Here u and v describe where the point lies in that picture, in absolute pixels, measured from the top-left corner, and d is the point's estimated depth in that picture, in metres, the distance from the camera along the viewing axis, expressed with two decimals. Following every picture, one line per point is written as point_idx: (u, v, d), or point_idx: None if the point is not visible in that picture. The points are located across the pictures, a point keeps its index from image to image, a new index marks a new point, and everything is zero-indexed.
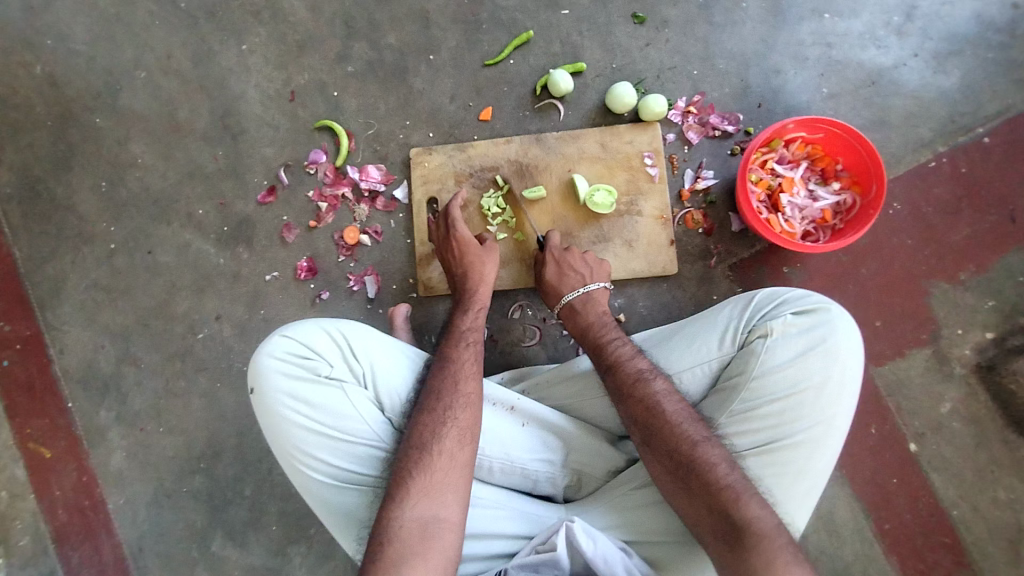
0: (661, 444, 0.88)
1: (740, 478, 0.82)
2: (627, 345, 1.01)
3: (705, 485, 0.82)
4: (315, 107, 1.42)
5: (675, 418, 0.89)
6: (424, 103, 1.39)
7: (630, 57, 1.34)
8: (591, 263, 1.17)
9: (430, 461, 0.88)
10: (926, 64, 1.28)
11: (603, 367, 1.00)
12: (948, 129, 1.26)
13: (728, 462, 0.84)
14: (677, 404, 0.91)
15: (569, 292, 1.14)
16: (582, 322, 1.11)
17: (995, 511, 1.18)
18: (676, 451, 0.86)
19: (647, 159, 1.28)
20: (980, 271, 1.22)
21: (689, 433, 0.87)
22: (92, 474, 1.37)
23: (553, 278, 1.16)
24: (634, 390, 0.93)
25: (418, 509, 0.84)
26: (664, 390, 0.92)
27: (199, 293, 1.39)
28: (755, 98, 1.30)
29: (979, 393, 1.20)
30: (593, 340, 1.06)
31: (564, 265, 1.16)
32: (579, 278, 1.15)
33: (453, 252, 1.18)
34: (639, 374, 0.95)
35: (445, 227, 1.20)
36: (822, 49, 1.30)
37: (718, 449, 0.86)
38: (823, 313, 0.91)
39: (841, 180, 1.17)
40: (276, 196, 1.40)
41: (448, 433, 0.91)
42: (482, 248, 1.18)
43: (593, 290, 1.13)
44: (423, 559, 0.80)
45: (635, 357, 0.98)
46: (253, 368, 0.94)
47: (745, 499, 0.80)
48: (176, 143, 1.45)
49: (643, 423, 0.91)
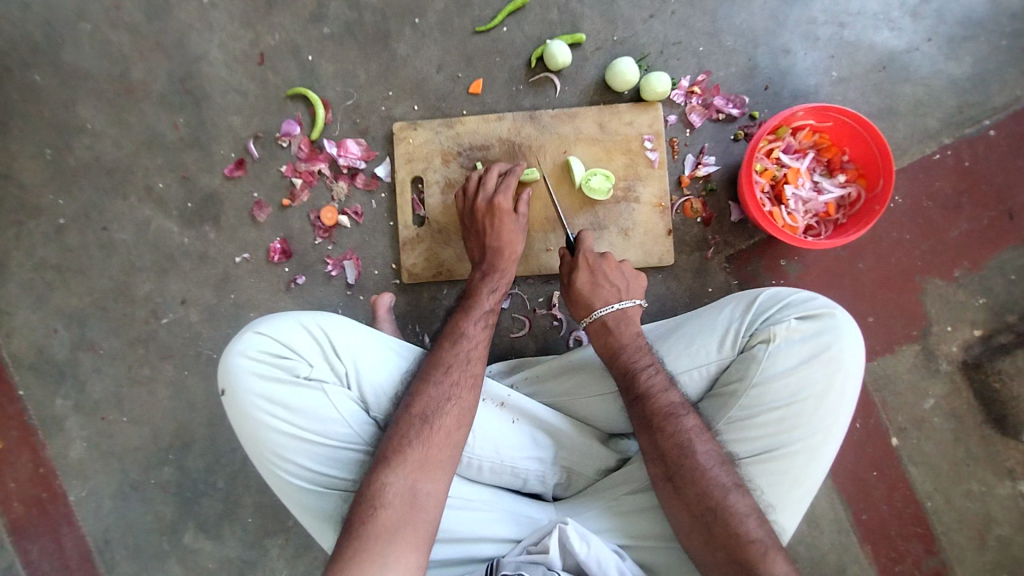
0: (691, 490, 0.85)
1: (766, 533, 0.82)
2: (661, 374, 0.95)
3: (730, 535, 0.82)
4: (287, 72, 1.29)
5: (706, 462, 0.86)
6: (408, 71, 1.27)
7: (632, 30, 1.25)
8: (628, 276, 1.06)
9: (429, 434, 0.85)
10: (938, 50, 1.23)
11: (633, 396, 0.94)
12: (955, 120, 1.22)
13: (756, 515, 0.84)
14: (709, 446, 0.88)
15: (602, 307, 1.03)
16: (615, 343, 1.00)
17: (968, 503, 1.19)
18: (705, 499, 0.84)
19: (647, 142, 1.20)
20: (975, 267, 1.20)
21: (720, 479, 0.86)
22: (50, 464, 1.29)
23: (586, 288, 1.05)
24: (664, 425, 0.90)
25: (409, 479, 0.82)
26: (697, 429, 0.89)
27: (161, 274, 1.29)
28: (762, 79, 1.23)
29: (962, 389, 1.20)
30: (624, 364, 0.96)
31: (597, 273, 1.06)
32: (613, 291, 1.05)
33: (486, 222, 1.11)
34: (670, 410, 0.90)
35: (483, 193, 1.13)
36: (834, 30, 1.23)
37: (744, 497, 0.85)
38: (828, 320, 0.91)
39: (847, 172, 1.13)
40: (245, 170, 1.28)
41: (448, 410, 0.88)
42: (518, 223, 1.11)
43: (628, 307, 1.02)
44: (412, 531, 0.78)
45: (669, 390, 0.93)
46: (223, 368, 0.87)
47: (771, 554, 0.80)
48: (129, 108, 1.31)
49: (670, 461, 0.87)
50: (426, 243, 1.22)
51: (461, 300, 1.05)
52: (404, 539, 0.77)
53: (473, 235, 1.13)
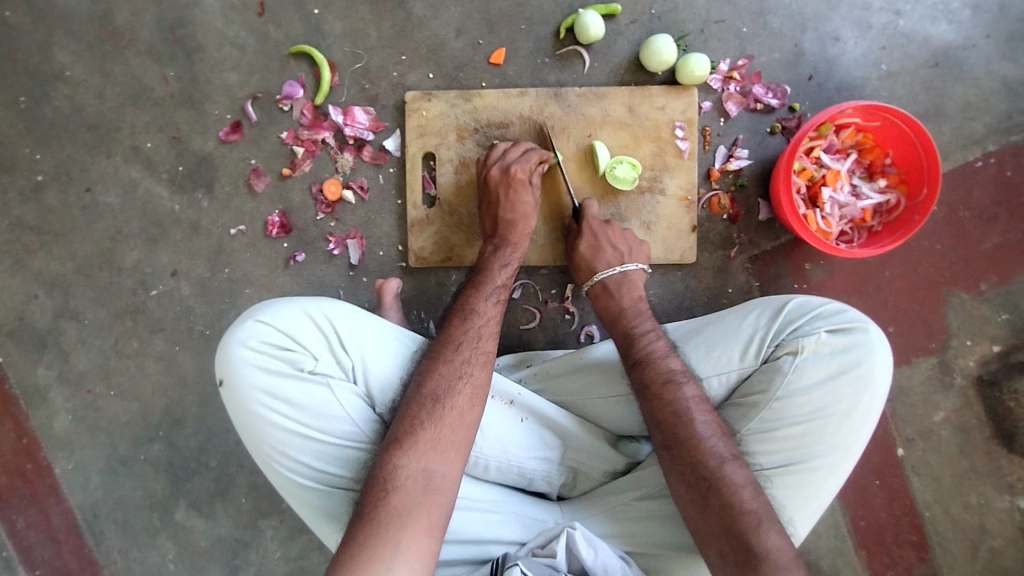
0: (686, 458, 0.83)
1: (761, 505, 0.79)
2: (661, 341, 0.94)
3: (724, 505, 0.79)
4: (291, 27, 1.17)
5: (703, 431, 0.84)
6: (424, 35, 1.17)
7: (672, 4, 1.15)
8: (631, 241, 1.06)
9: (442, 414, 0.82)
10: (996, 48, 1.14)
11: (632, 361, 0.93)
12: (1003, 126, 1.15)
13: (753, 487, 0.81)
14: (707, 416, 0.86)
15: (604, 270, 1.03)
16: (614, 307, 1.01)
17: (965, 516, 1.20)
18: (700, 467, 0.82)
19: (678, 130, 1.12)
20: (1002, 282, 1.16)
21: (717, 450, 0.83)
22: (33, 435, 1.24)
23: (588, 251, 1.06)
24: (663, 392, 0.88)
25: (422, 460, 0.78)
26: (696, 399, 0.87)
27: (150, 242, 1.20)
28: (806, 68, 1.15)
29: (973, 404, 1.18)
30: (624, 328, 0.97)
31: (601, 237, 1.06)
32: (616, 254, 1.05)
33: (501, 193, 1.04)
34: (669, 377, 0.89)
35: (499, 162, 1.06)
36: (888, 18, 1.14)
37: (742, 470, 0.82)
38: (859, 334, 0.87)
39: (887, 177, 1.07)
40: (241, 134, 1.18)
41: (461, 389, 0.84)
42: (535, 195, 1.05)
43: (630, 271, 1.03)
44: (426, 513, 0.75)
45: (669, 357, 0.92)
46: (222, 359, 0.83)
47: (765, 526, 0.78)
48: (114, 56, 1.19)
49: (667, 428, 0.86)
50: (435, 226, 1.15)
51: (472, 274, 1.00)
52: (417, 523, 0.74)
53: (487, 207, 1.07)
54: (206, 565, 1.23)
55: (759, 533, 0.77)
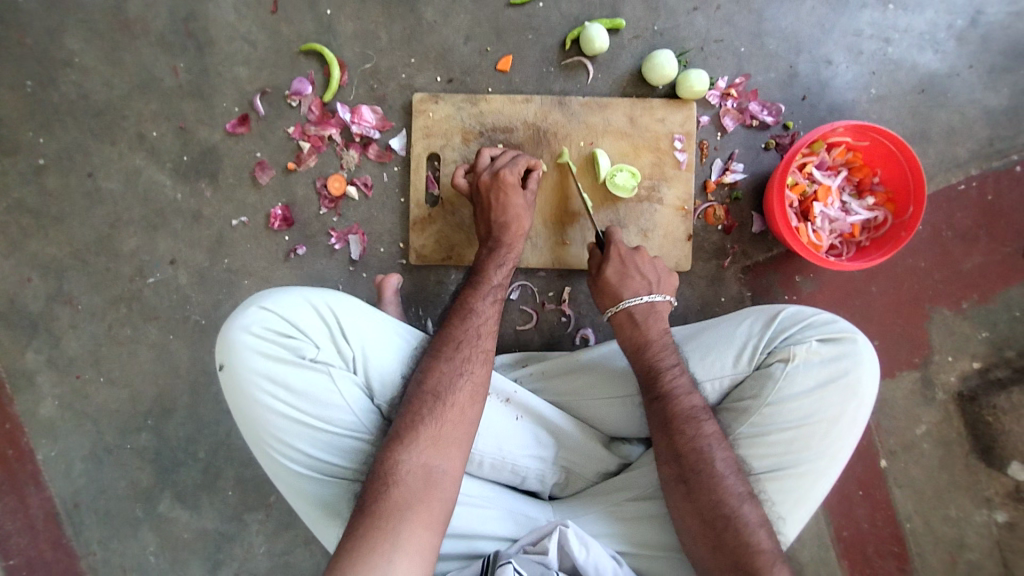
0: (705, 497, 0.84)
1: (775, 544, 0.81)
2: (685, 376, 0.92)
3: (740, 544, 0.81)
4: (303, 25, 1.19)
5: (722, 469, 0.85)
6: (434, 39, 1.20)
7: (674, 21, 1.19)
8: (659, 269, 1.03)
9: (443, 411, 0.82)
10: (978, 78, 1.20)
11: (653, 395, 0.91)
12: (984, 151, 1.20)
13: (766, 526, 0.83)
14: (726, 453, 0.87)
15: (631, 297, 1.00)
16: (639, 337, 0.97)
17: (943, 527, 1.23)
18: (719, 506, 0.83)
19: (677, 142, 1.16)
20: (982, 301, 1.21)
21: (735, 488, 0.84)
22: (18, 421, 1.22)
23: (614, 278, 1.02)
24: (685, 428, 0.88)
25: (424, 455, 0.78)
26: (716, 436, 0.87)
27: (149, 230, 1.21)
28: (800, 88, 1.19)
29: (954, 419, 1.22)
30: (648, 361, 0.94)
31: (627, 265, 1.03)
32: (644, 283, 1.01)
33: (491, 197, 1.05)
34: (692, 413, 0.88)
35: (488, 169, 1.07)
36: (878, 45, 1.20)
37: (757, 508, 0.84)
38: (848, 344, 0.90)
39: (876, 195, 1.11)
40: (248, 127, 1.19)
41: (462, 385, 0.85)
42: (525, 199, 1.06)
43: (658, 301, 0.99)
44: (426, 508, 0.75)
45: (692, 394, 0.91)
46: (223, 343, 0.83)
47: (779, 567, 0.80)
48: (124, 45, 1.20)
49: (687, 464, 0.86)
50: (437, 224, 1.16)
51: (469, 277, 1.01)
52: (418, 515, 0.74)
53: (480, 213, 1.08)
54: (188, 560, 1.21)
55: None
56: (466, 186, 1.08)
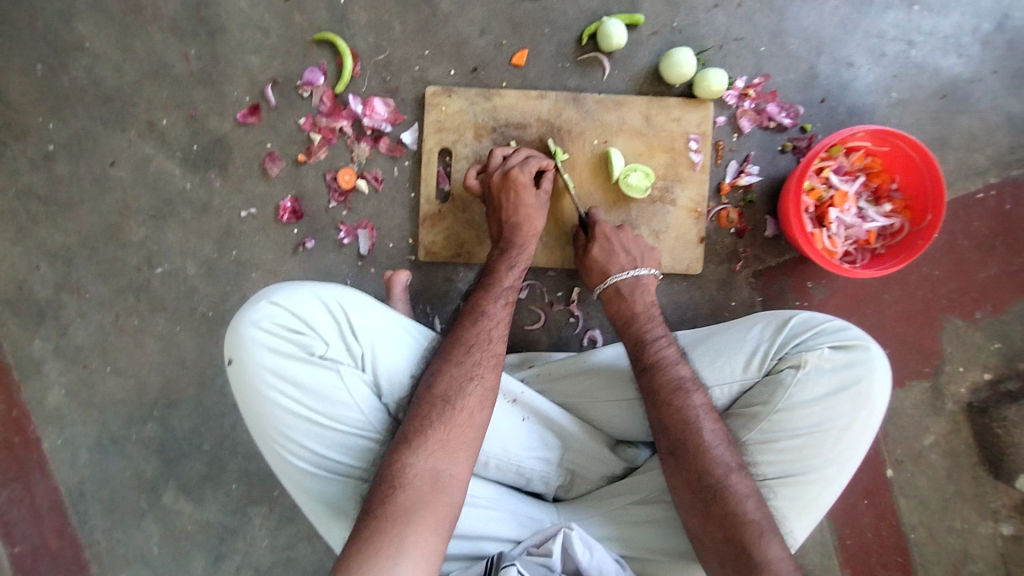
0: (692, 466, 0.85)
1: (763, 516, 0.81)
2: (672, 347, 0.95)
3: (727, 515, 0.81)
4: (316, 15, 1.18)
5: (710, 440, 0.86)
6: (449, 31, 1.18)
7: (693, 19, 1.17)
8: (643, 246, 1.06)
9: (452, 415, 0.82)
10: (1002, 84, 1.18)
11: (641, 367, 0.94)
12: (1006, 160, 1.18)
13: (756, 497, 0.83)
14: (714, 425, 0.88)
15: (617, 273, 1.03)
16: (626, 311, 1.01)
17: (947, 537, 1.23)
18: (705, 475, 0.84)
19: (692, 143, 1.14)
20: (996, 312, 1.19)
21: (723, 459, 0.85)
22: (24, 408, 1.22)
23: (600, 257, 1.05)
24: (671, 400, 0.89)
25: (432, 459, 0.78)
26: (704, 407, 0.88)
27: (157, 220, 1.20)
28: (820, 91, 1.17)
29: (962, 429, 1.21)
30: (636, 333, 0.98)
31: (613, 242, 1.06)
32: (629, 258, 1.04)
33: (503, 197, 1.04)
34: (679, 384, 0.90)
35: (501, 167, 1.06)
36: (901, 48, 1.17)
37: (746, 480, 0.84)
38: (860, 350, 0.89)
39: (893, 202, 1.09)
40: (259, 117, 1.18)
41: (472, 391, 0.84)
42: (537, 197, 1.05)
43: (643, 275, 1.03)
44: (433, 512, 0.75)
45: (679, 364, 0.92)
46: (232, 337, 0.82)
47: (767, 538, 0.79)
48: (135, 30, 1.19)
49: (673, 435, 0.88)
50: (447, 221, 1.16)
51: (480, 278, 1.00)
52: (424, 520, 0.74)
53: (492, 212, 1.07)
54: (192, 550, 1.22)
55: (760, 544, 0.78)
56: (478, 186, 1.08)
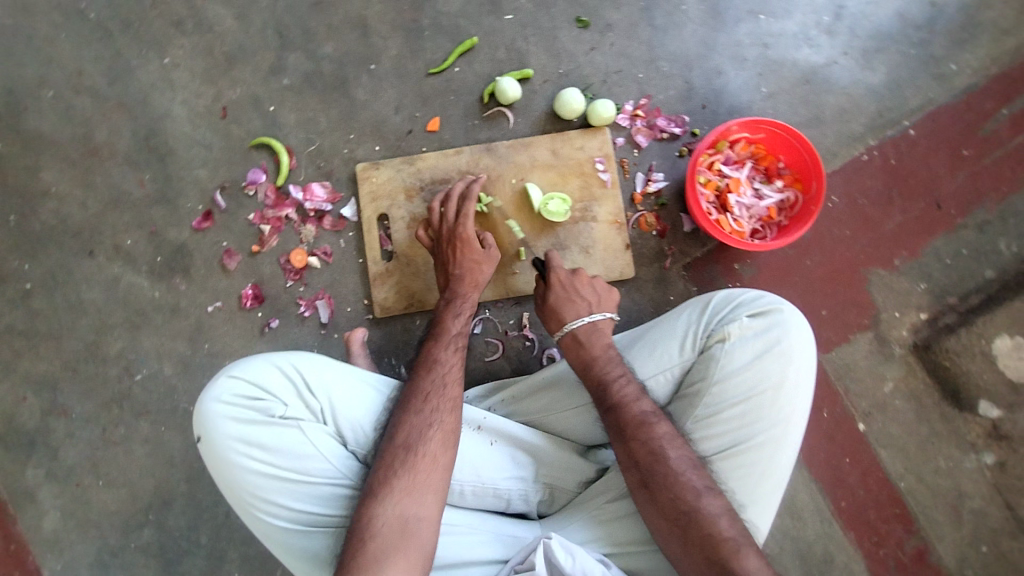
0: (665, 496, 0.88)
1: (738, 531, 0.85)
2: (632, 384, 0.96)
3: (704, 537, 0.84)
4: (251, 124, 1.33)
5: (678, 467, 0.89)
6: (368, 115, 1.33)
7: (575, 62, 1.34)
8: (599, 290, 1.07)
9: (415, 461, 0.86)
10: (854, 62, 1.34)
11: (606, 407, 0.95)
12: (877, 123, 1.32)
13: (728, 515, 0.86)
14: (680, 451, 0.91)
15: (573, 320, 1.04)
16: (586, 355, 1.01)
17: (936, 479, 1.25)
18: (678, 504, 0.87)
19: (598, 164, 1.28)
20: (912, 256, 1.29)
21: (692, 483, 0.88)
22: (22, 539, 1.25)
23: (556, 304, 1.07)
24: (638, 435, 0.91)
25: (400, 505, 0.83)
26: (669, 436, 0.91)
27: (132, 331, 1.29)
28: (699, 99, 1.33)
29: (917, 370, 1.26)
30: (596, 376, 0.98)
31: (569, 289, 1.08)
32: (584, 304, 1.06)
33: (450, 252, 1.14)
34: (642, 419, 0.92)
35: (446, 224, 1.16)
36: (759, 50, 1.34)
37: (717, 499, 0.87)
38: (775, 315, 0.96)
39: (783, 178, 1.22)
40: (213, 221, 1.31)
41: (432, 435, 0.89)
42: (483, 253, 1.14)
43: (599, 321, 1.04)
44: (404, 556, 0.80)
45: (640, 399, 0.95)
46: (198, 415, 0.89)
47: (745, 551, 0.83)
48: (95, 168, 1.34)
49: (645, 470, 0.90)
50: (395, 277, 1.26)
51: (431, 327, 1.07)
52: (393, 567, 0.79)
53: (440, 265, 1.16)
54: None
55: (739, 559, 0.82)
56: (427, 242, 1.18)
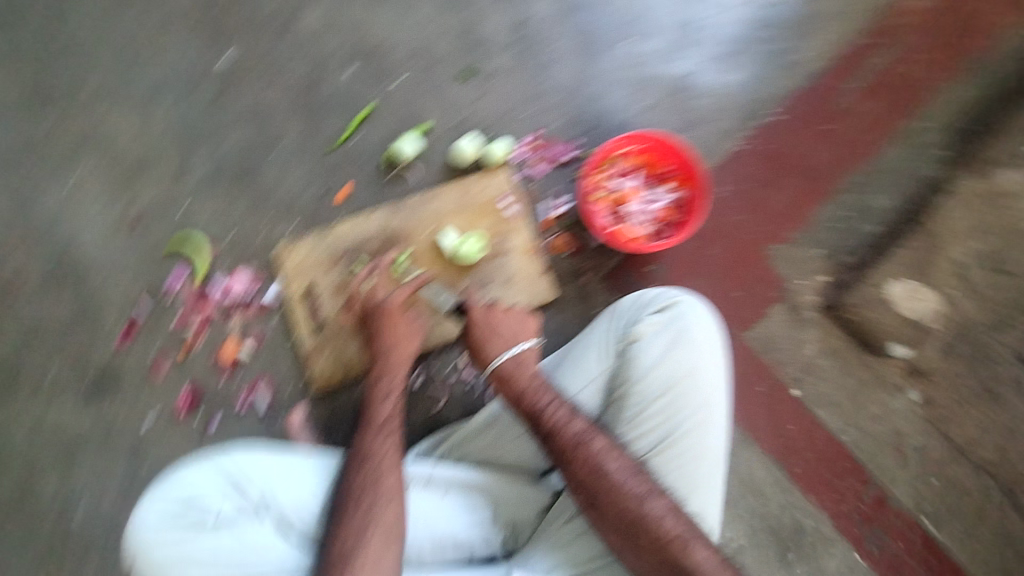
0: (612, 509, 0.93)
1: (684, 527, 0.91)
2: (564, 407, 0.99)
3: (654, 539, 0.90)
4: (162, 229, 1.35)
5: (619, 478, 0.94)
6: (277, 198, 1.37)
7: (467, 113, 1.42)
8: (515, 322, 1.11)
9: (355, 568, 0.86)
10: (718, 66, 1.46)
11: (544, 435, 0.98)
12: (746, 115, 1.45)
13: (672, 513, 0.92)
14: (619, 462, 0.96)
15: (494, 356, 1.08)
16: (515, 390, 1.03)
17: (874, 426, 1.33)
18: (626, 514, 0.92)
19: (503, 201, 1.35)
20: (803, 227, 1.40)
21: (635, 490, 0.93)
22: None
23: (477, 343, 1.11)
24: (576, 456, 0.96)
25: None
26: (606, 450, 0.96)
27: (68, 461, 1.26)
28: (583, 124, 1.43)
29: (833, 329, 1.36)
30: (529, 408, 1.00)
31: (486, 326, 1.11)
32: (503, 339, 1.09)
33: (378, 326, 1.13)
34: (578, 440, 0.96)
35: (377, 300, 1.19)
36: (633, 71, 1.45)
37: (661, 500, 0.93)
38: (675, 307, 1.03)
39: (672, 180, 1.32)
40: (136, 333, 1.31)
41: (371, 534, 0.89)
42: (410, 325, 1.13)
43: (520, 352, 1.07)
44: None
45: (574, 420, 0.98)
46: (132, 538, 0.88)
47: (691, 545, 0.89)
48: (5, 304, 1.31)
49: (590, 488, 0.94)
50: (330, 346, 1.29)
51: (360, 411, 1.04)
52: None
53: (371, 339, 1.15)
54: None
55: (687, 555, 0.88)
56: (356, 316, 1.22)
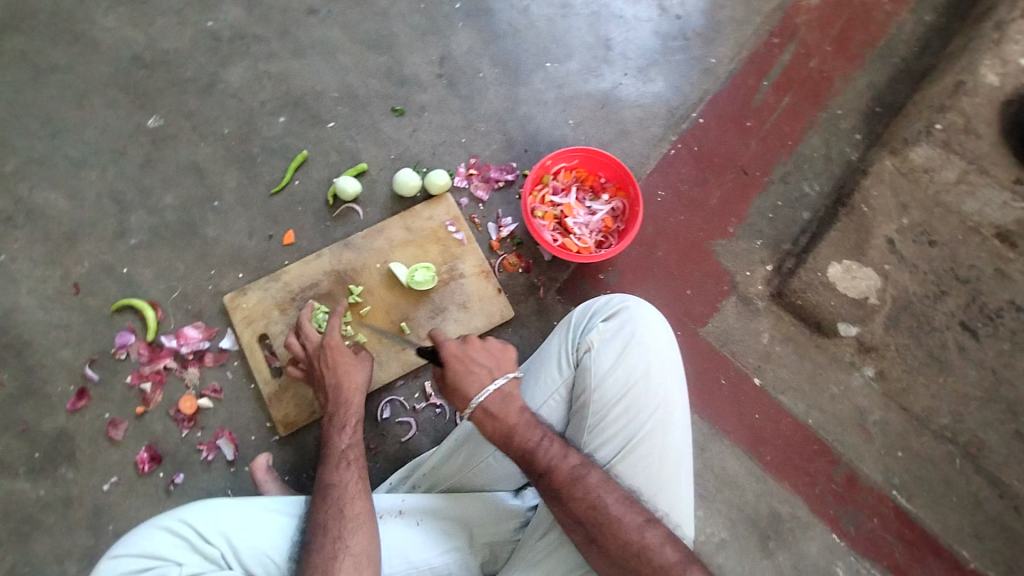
0: (613, 544, 0.91)
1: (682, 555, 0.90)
2: (555, 443, 0.97)
3: (656, 569, 0.89)
4: (107, 291, 1.34)
5: (618, 512, 0.92)
6: (223, 247, 1.38)
7: (403, 145, 1.46)
8: (495, 351, 1.03)
9: None
10: (636, 79, 1.55)
11: (537, 475, 0.96)
12: (673, 122, 1.52)
13: (669, 540, 0.91)
14: (615, 494, 0.94)
15: (478, 394, 0.99)
16: (502, 426, 0.98)
17: (835, 405, 1.36)
18: (628, 547, 0.90)
19: (450, 227, 1.38)
20: (741, 221, 1.46)
21: (634, 522, 0.91)
22: None
23: (456, 382, 1.00)
24: (574, 492, 0.93)
25: None
26: (602, 482, 0.94)
27: (23, 542, 1.20)
28: (520, 145, 1.48)
29: (783, 315, 1.40)
30: (520, 448, 0.96)
31: (464, 361, 1.01)
32: (485, 372, 1.00)
33: (323, 364, 1.10)
34: (574, 475, 0.94)
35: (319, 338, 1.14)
36: (556, 91, 1.53)
37: (658, 529, 0.91)
38: (623, 313, 1.06)
39: (608, 190, 1.37)
40: (89, 397, 1.27)
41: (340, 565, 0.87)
42: (356, 355, 1.12)
43: (504, 384, 1.00)
44: None
45: (567, 457, 0.96)
46: None
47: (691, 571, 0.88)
48: None
49: (589, 525, 0.92)
50: (290, 391, 1.27)
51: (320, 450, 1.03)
52: None
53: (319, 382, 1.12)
54: None
55: None
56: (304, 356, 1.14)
